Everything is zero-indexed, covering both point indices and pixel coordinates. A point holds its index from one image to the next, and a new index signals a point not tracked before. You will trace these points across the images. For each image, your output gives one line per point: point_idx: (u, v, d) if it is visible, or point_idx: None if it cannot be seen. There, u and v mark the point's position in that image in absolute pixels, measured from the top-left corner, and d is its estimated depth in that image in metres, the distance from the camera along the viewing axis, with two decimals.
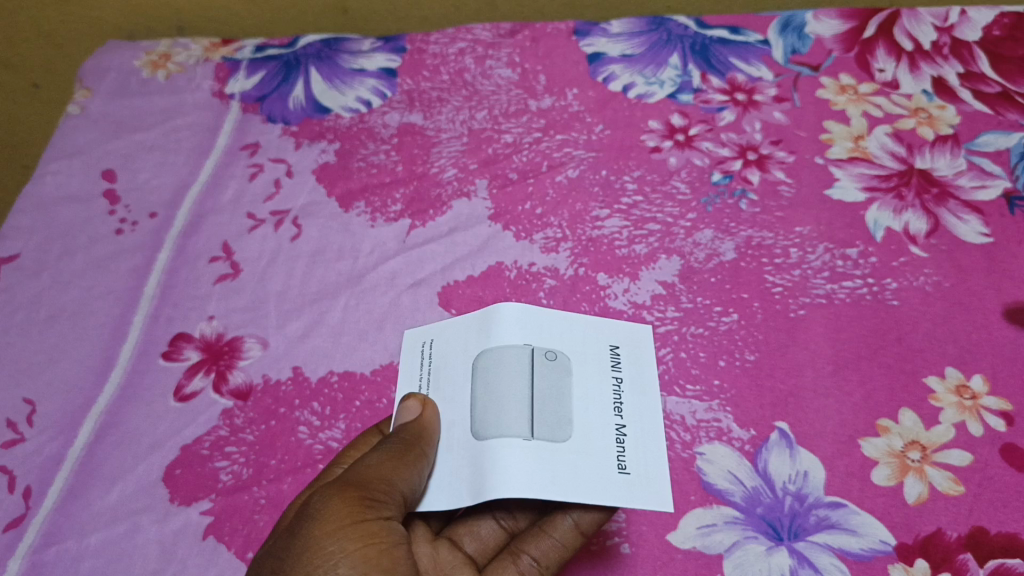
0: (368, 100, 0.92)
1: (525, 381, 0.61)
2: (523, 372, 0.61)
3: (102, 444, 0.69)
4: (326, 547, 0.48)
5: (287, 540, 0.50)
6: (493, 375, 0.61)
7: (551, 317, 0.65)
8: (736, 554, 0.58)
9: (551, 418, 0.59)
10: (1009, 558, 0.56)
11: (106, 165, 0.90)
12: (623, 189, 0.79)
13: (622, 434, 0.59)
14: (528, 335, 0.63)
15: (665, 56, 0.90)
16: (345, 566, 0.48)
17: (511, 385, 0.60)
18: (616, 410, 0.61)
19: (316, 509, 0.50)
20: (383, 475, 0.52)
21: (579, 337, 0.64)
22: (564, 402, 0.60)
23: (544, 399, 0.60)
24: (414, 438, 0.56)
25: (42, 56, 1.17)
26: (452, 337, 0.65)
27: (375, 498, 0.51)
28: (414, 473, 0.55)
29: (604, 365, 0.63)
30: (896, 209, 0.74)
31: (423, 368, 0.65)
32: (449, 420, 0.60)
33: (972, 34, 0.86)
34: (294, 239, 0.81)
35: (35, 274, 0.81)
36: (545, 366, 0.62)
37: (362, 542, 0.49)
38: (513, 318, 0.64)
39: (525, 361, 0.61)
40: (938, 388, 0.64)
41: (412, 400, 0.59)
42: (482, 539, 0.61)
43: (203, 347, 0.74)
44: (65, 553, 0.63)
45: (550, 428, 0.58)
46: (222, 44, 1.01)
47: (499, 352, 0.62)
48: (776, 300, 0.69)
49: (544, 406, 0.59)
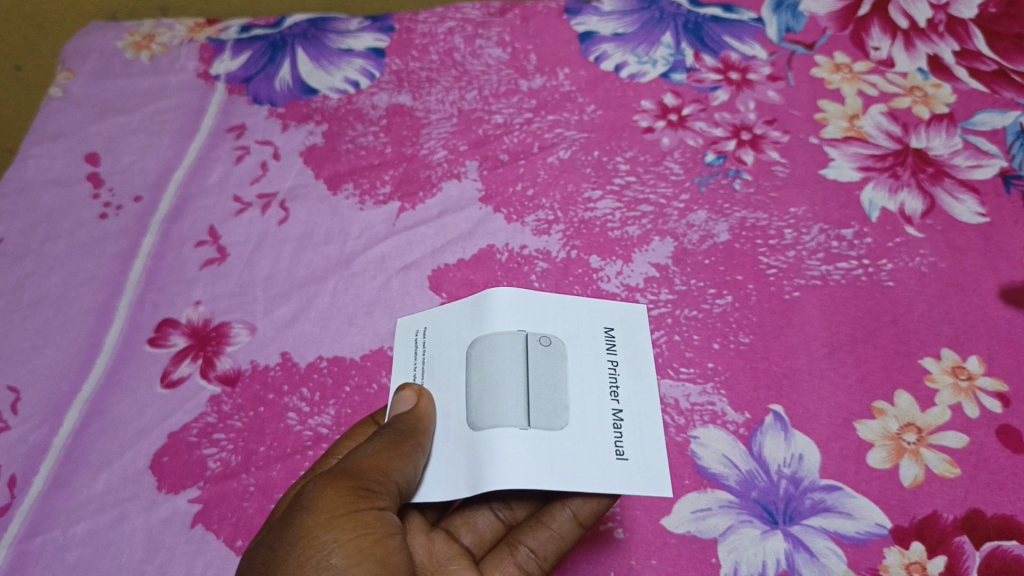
0: (356, 81, 0.90)
1: (520, 369, 0.60)
2: (518, 358, 0.60)
3: (88, 431, 0.68)
4: (320, 537, 0.47)
5: (280, 530, 0.49)
6: (488, 362, 0.60)
7: (543, 299, 0.64)
8: (730, 538, 0.57)
9: (547, 407, 0.58)
10: (1005, 540, 0.56)
11: (90, 147, 0.88)
12: (615, 170, 0.78)
13: (619, 419, 0.59)
14: (522, 320, 0.62)
15: (657, 35, 0.88)
16: (339, 556, 0.47)
17: (507, 372, 0.59)
18: (611, 395, 0.60)
19: (309, 499, 0.49)
20: (378, 466, 0.52)
21: (571, 319, 0.63)
22: (559, 389, 0.59)
23: (540, 387, 0.59)
24: (409, 428, 0.55)
25: (21, 36, 1.13)
26: (446, 325, 0.64)
27: (368, 487, 0.50)
28: (409, 464, 0.54)
29: (596, 351, 0.62)
30: (891, 189, 0.73)
31: (417, 357, 0.64)
32: (445, 409, 0.59)
33: (968, 11, 0.85)
34: (282, 222, 0.79)
35: (17, 259, 0.80)
36: (541, 350, 0.61)
37: (357, 532, 0.48)
38: (506, 303, 0.62)
39: (517, 348, 0.60)
40: (934, 369, 0.63)
41: (408, 391, 0.58)
42: (479, 531, 0.60)
43: (189, 332, 0.73)
44: (51, 542, 0.62)
45: (546, 415, 0.57)
46: (206, 25, 0.99)
47: (493, 339, 0.61)
48: (770, 282, 0.69)
49: (540, 395, 0.58)
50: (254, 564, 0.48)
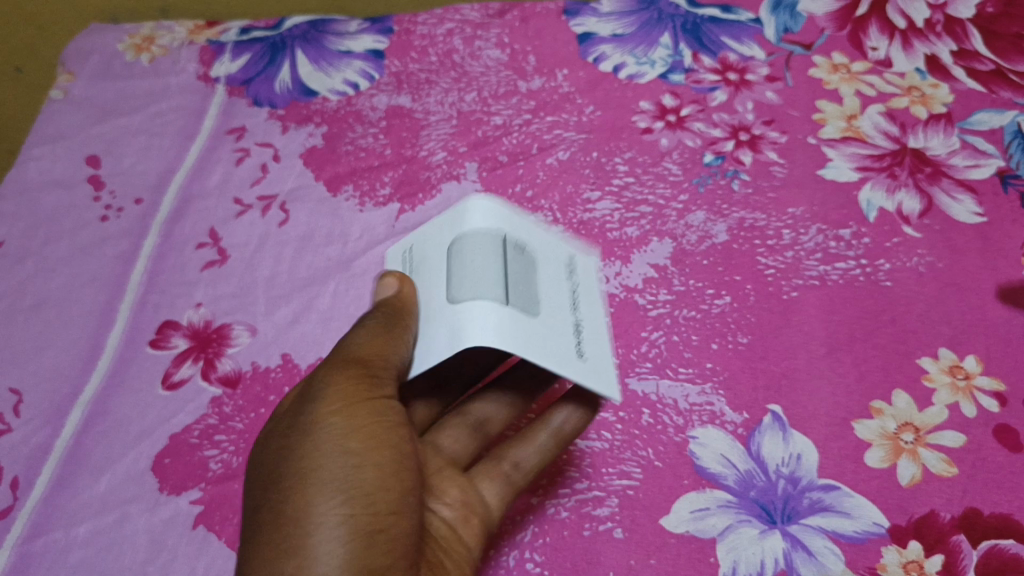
0: (356, 82, 0.90)
1: (500, 257, 0.59)
2: (497, 249, 0.60)
3: (90, 432, 0.68)
4: (328, 423, 0.51)
5: (291, 422, 0.53)
6: (470, 251, 0.60)
7: (522, 215, 0.64)
8: (729, 537, 0.58)
9: (522, 295, 0.58)
10: (1002, 538, 0.56)
11: (90, 149, 0.88)
12: (615, 171, 0.78)
13: (580, 326, 0.60)
14: (504, 219, 0.62)
15: (656, 35, 0.88)
16: (348, 441, 0.51)
17: (488, 259, 0.59)
18: (571, 308, 0.61)
19: (319, 390, 0.53)
20: (374, 352, 0.55)
21: (540, 234, 0.64)
22: (533, 284, 0.59)
23: (518, 277, 0.59)
24: (395, 311, 0.57)
25: (23, 38, 1.13)
26: (430, 233, 0.65)
27: (374, 374, 0.54)
28: (403, 346, 0.56)
29: (558, 270, 0.63)
30: (889, 189, 0.73)
31: (404, 268, 0.65)
32: (425, 298, 0.60)
33: (966, 11, 0.85)
34: (282, 224, 0.80)
35: (18, 261, 0.80)
36: (518, 250, 0.61)
37: (364, 419, 0.52)
38: (492, 201, 0.63)
39: (497, 242, 0.60)
40: (932, 369, 0.63)
41: (390, 278, 0.60)
42: (461, 444, 0.65)
43: (190, 334, 0.73)
44: (53, 544, 0.63)
45: (522, 300, 0.57)
46: (206, 27, 0.99)
47: (476, 232, 0.61)
48: (769, 283, 0.69)
49: (517, 283, 0.58)
50: (272, 446, 0.54)
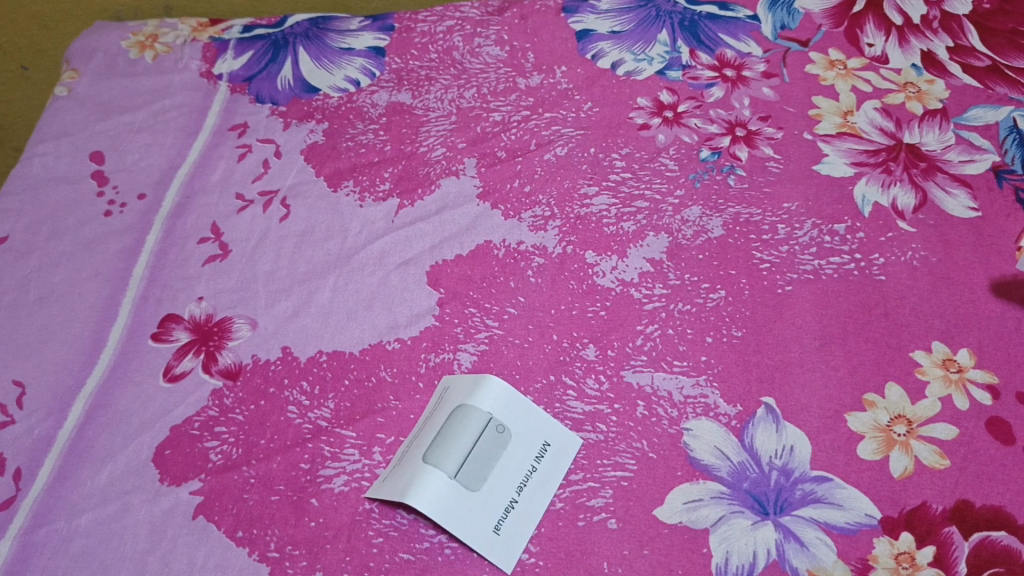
0: (356, 79, 0.91)
1: (482, 476, 0.63)
2: (484, 462, 0.63)
3: (93, 423, 0.69)
4: None
5: None
6: (463, 429, 0.64)
7: (529, 407, 0.65)
8: (722, 528, 0.59)
9: (470, 476, 0.62)
10: (993, 530, 0.57)
11: (94, 146, 0.89)
12: (612, 166, 0.78)
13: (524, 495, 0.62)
14: (505, 418, 0.65)
15: (654, 33, 0.89)
16: None
17: (470, 475, 0.62)
18: (515, 486, 0.63)
19: None
20: None
21: (531, 420, 0.65)
22: (506, 484, 0.63)
23: (487, 504, 0.62)
24: None
25: (27, 37, 1.15)
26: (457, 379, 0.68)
27: None
28: None
29: (526, 455, 0.63)
30: (884, 184, 0.74)
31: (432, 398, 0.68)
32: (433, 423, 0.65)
33: (961, 7, 0.86)
34: (283, 219, 0.81)
35: (23, 256, 0.81)
36: (492, 439, 0.64)
37: None
38: (498, 396, 0.65)
39: (475, 423, 0.64)
40: (925, 362, 0.64)
41: None
42: None
43: (191, 327, 0.74)
44: (56, 533, 0.64)
45: (484, 521, 0.61)
46: (210, 25, 1.00)
47: (472, 420, 0.64)
48: (763, 276, 0.69)
49: (485, 510, 0.61)
50: None
